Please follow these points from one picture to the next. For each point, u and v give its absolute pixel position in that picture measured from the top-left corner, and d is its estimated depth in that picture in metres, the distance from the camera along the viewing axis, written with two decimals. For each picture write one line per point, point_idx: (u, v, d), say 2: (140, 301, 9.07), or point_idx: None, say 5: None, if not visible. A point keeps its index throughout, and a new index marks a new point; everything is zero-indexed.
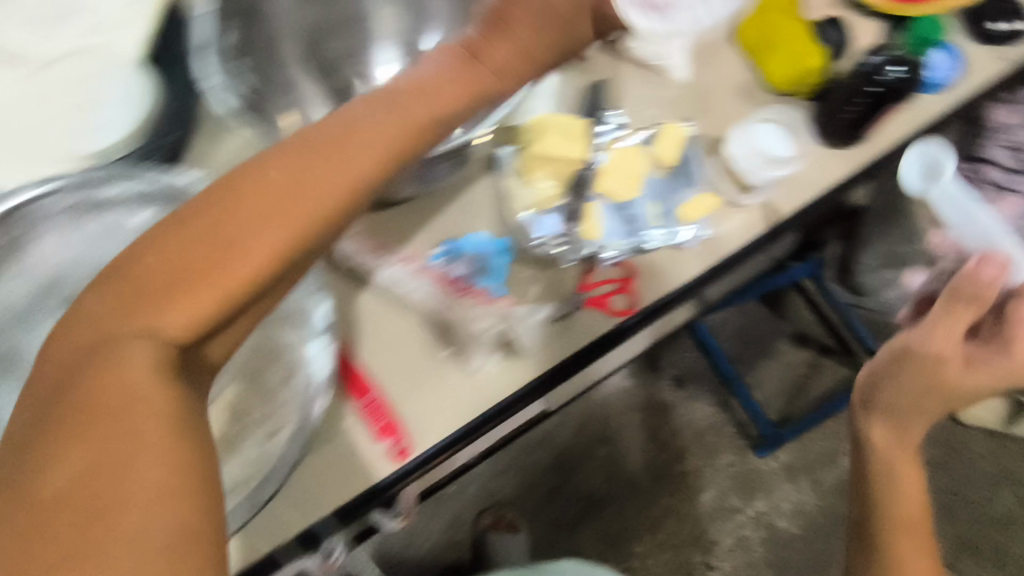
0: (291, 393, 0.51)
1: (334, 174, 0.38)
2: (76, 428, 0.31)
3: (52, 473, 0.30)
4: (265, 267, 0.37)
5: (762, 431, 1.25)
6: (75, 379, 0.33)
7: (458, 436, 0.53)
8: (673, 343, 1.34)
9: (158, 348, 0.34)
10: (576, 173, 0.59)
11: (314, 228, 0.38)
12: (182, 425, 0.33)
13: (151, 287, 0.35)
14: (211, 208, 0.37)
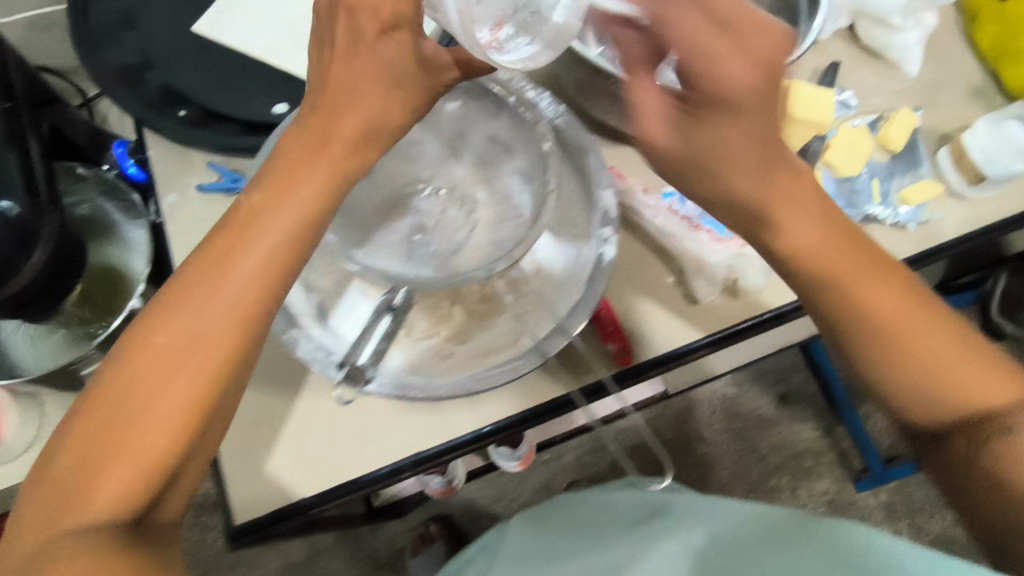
0: (518, 292, 0.48)
1: (282, 214, 0.39)
2: (49, 479, 0.36)
3: (101, 441, 0.36)
4: (218, 373, 0.38)
5: (868, 462, 1.21)
6: (103, 392, 0.37)
7: (676, 354, 0.51)
8: (783, 362, 1.31)
9: (121, 419, 0.36)
10: (803, 145, 0.56)
11: (261, 307, 0.39)
12: (144, 494, 0.36)
13: (122, 372, 0.37)
14: (191, 279, 0.38)
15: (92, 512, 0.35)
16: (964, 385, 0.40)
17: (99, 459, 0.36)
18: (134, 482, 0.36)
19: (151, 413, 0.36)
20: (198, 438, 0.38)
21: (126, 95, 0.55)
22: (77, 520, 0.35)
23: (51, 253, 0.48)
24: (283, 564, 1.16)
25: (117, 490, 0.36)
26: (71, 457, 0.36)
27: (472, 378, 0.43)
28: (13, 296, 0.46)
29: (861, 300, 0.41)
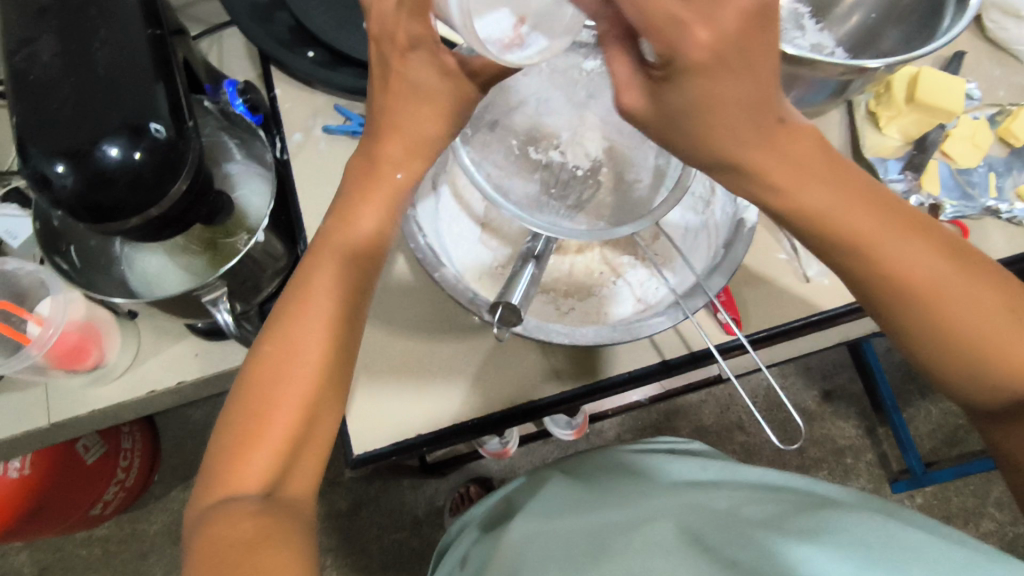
0: (643, 256, 0.50)
1: (352, 230, 0.42)
2: (201, 477, 0.37)
3: (246, 428, 0.37)
4: (322, 368, 0.39)
5: (908, 463, 1.19)
6: (238, 394, 0.39)
7: (793, 328, 0.53)
8: (832, 358, 1.29)
9: (249, 413, 0.38)
10: (927, 131, 0.56)
11: (351, 303, 0.41)
12: (276, 473, 0.37)
13: (252, 365, 0.39)
14: (287, 297, 0.41)
15: (239, 494, 0.36)
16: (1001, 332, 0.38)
17: (247, 440, 0.37)
18: (269, 466, 0.36)
19: (275, 403, 0.38)
20: (313, 423, 0.39)
21: (261, 29, 0.60)
22: (223, 500, 0.35)
23: (190, 182, 0.50)
24: (325, 511, 1.19)
25: (254, 470, 0.36)
26: (214, 456, 0.37)
27: (614, 328, 0.44)
28: (156, 218, 0.49)
29: (842, 226, 0.37)
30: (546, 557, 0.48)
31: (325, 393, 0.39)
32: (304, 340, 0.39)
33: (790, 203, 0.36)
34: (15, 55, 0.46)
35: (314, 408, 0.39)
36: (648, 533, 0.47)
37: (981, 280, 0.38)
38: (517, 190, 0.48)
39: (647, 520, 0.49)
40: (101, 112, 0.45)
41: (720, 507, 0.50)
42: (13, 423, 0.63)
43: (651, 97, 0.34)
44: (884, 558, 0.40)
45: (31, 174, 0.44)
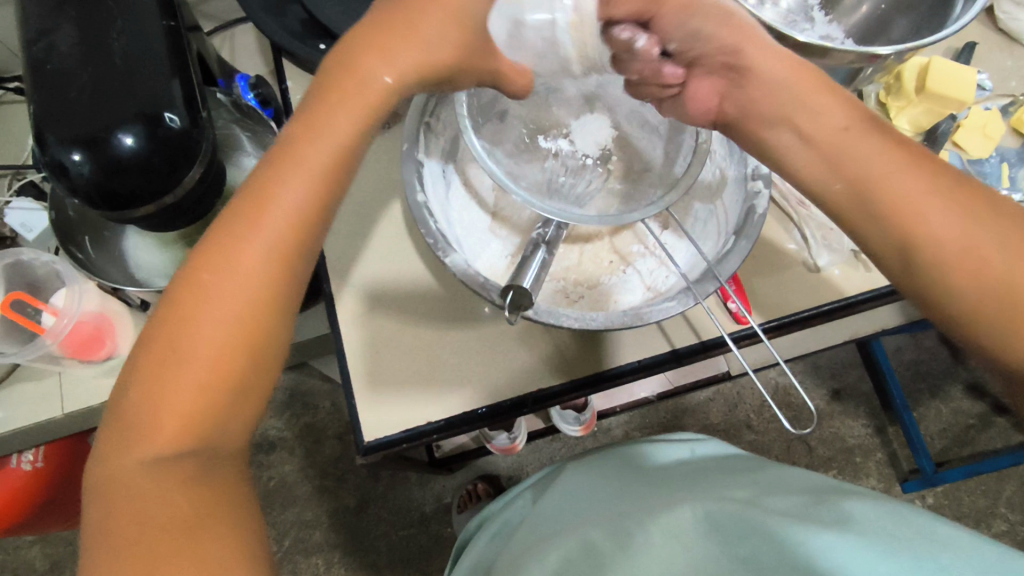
0: (652, 244, 0.51)
1: (316, 146, 0.36)
2: (115, 412, 0.34)
3: (166, 375, 0.33)
4: (258, 313, 0.35)
5: (918, 463, 1.18)
6: (162, 326, 0.34)
7: (806, 316, 0.53)
8: (840, 357, 1.29)
9: (171, 363, 0.33)
10: (938, 121, 0.56)
11: (299, 247, 0.36)
12: (203, 436, 0.34)
13: (180, 293, 0.34)
14: (230, 216, 0.35)
15: (153, 450, 0.33)
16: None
17: (165, 390, 0.33)
18: (190, 423, 0.33)
19: (200, 348, 0.34)
20: (245, 386, 0.35)
21: (274, 22, 0.61)
22: (142, 460, 0.33)
23: (204, 170, 0.50)
24: (333, 507, 1.20)
25: (176, 431, 0.33)
26: (128, 403, 0.34)
27: (625, 313, 0.44)
28: (170, 207, 0.49)
29: (918, 217, 0.37)
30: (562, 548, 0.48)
31: (262, 354, 0.35)
32: (241, 277, 0.35)
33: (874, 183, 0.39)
34: (34, 45, 0.47)
35: (247, 359, 0.35)
36: (665, 527, 0.46)
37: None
38: (526, 177, 0.49)
39: (661, 511, 0.48)
40: (117, 101, 0.45)
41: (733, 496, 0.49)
42: (26, 414, 0.64)
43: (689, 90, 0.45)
44: (906, 552, 0.40)
45: (49, 162, 0.45)
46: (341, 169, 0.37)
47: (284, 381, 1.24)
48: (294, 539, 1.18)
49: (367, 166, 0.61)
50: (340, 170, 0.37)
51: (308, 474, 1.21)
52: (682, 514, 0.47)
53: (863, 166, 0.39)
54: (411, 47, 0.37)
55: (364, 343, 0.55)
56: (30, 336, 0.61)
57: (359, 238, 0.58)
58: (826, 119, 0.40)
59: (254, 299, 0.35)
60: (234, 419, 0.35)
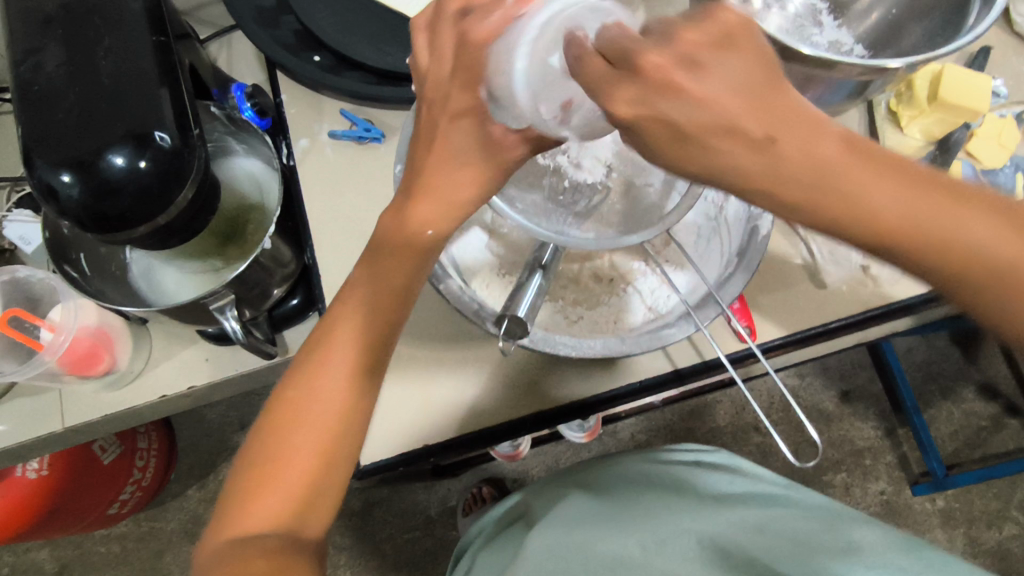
0: (648, 262, 0.50)
1: (382, 284, 0.40)
2: (216, 513, 0.38)
3: (261, 477, 0.37)
4: (342, 417, 0.39)
5: (929, 465, 1.16)
6: (259, 441, 0.39)
7: (812, 334, 0.53)
8: (850, 358, 1.26)
9: (266, 469, 0.37)
10: (950, 130, 0.54)
11: (374, 359, 0.40)
12: (290, 517, 0.37)
13: (277, 409, 0.39)
14: (313, 342, 0.41)
15: (251, 534, 0.36)
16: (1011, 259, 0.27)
17: (263, 486, 0.37)
18: (281, 511, 0.37)
19: (292, 449, 0.38)
20: (323, 482, 0.38)
21: (268, 34, 0.60)
22: (238, 536, 0.36)
23: (196, 190, 0.49)
24: (337, 511, 1.20)
25: (268, 511, 0.37)
26: (233, 487, 0.38)
27: (624, 341, 0.43)
28: (163, 227, 0.48)
29: None
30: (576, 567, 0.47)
31: (337, 458, 0.39)
32: (325, 389, 0.39)
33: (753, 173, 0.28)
34: (21, 64, 0.46)
35: (330, 457, 0.39)
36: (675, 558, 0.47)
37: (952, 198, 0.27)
38: (523, 198, 0.47)
39: (665, 541, 0.48)
40: (107, 122, 0.44)
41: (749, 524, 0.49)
42: (26, 428, 0.64)
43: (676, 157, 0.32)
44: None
45: (38, 185, 0.44)
46: (402, 298, 0.41)
47: None
48: None
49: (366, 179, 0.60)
50: (402, 298, 0.41)
51: None
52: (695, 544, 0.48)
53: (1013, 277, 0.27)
54: (442, 191, 0.38)
55: None
56: (30, 353, 0.60)
57: None
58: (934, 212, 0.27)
59: (336, 407, 0.39)
60: (322, 510, 0.38)
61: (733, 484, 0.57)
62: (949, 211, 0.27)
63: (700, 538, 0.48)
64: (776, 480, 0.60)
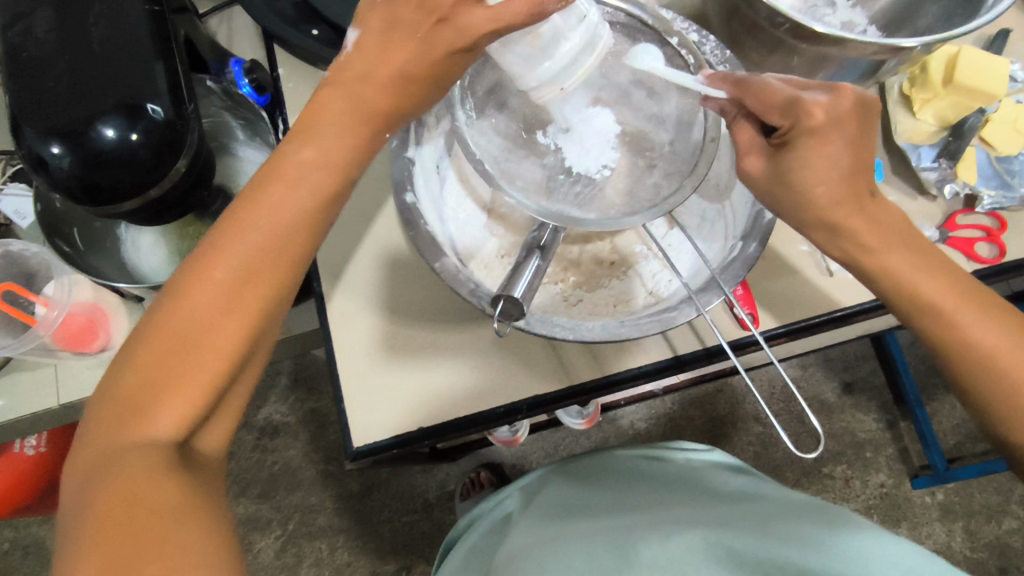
0: (647, 246, 0.49)
1: (295, 172, 0.38)
2: (98, 413, 0.34)
3: (147, 370, 0.34)
4: (253, 308, 0.36)
5: (930, 458, 1.15)
6: (150, 337, 0.35)
7: (816, 322, 0.52)
8: (854, 349, 1.25)
9: (155, 365, 0.34)
10: (963, 116, 0.53)
11: (289, 247, 0.38)
12: (187, 424, 0.34)
13: (174, 300, 0.36)
14: (219, 227, 0.37)
15: (139, 439, 0.33)
16: (1004, 353, 0.39)
17: (151, 384, 0.34)
18: (173, 415, 0.34)
19: (191, 343, 0.35)
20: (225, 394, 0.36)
21: (265, 8, 0.59)
22: (121, 449, 0.33)
23: (190, 164, 0.48)
24: (336, 493, 1.20)
25: (166, 416, 0.34)
26: (125, 382, 0.34)
27: (622, 324, 0.42)
28: (156, 200, 0.47)
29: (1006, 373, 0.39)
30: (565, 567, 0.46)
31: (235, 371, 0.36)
32: (233, 280, 0.36)
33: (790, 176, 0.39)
34: (9, 29, 0.45)
35: (238, 354, 0.36)
36: (671, 548, 0.46)
37: (989, 313, 0.40)
38: (522, 176, 0.47)
39: (664, 535, 0.47)
40: (98, 90, 0.43)
41: (746, 520, 0.48)
42: (21, 405, 0.63)
43: (770, 161, 0.40)
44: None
45: (26, 154, 0.43)
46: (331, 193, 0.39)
47: (289, 365, 1.24)
48: (297, 522, 1.19)
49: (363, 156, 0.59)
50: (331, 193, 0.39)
51: (312, 459, 1.21)
52: (697, 537, 0.46)
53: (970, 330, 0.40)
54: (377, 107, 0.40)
55: (360, 343, 0.54)
56: (24, 327, 0.59)
57: (355, 234, 0.57)
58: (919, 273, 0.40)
59: (244, 303, 0.36)
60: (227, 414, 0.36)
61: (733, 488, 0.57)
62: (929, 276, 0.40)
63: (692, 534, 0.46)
64: (770, 481, 0.59)
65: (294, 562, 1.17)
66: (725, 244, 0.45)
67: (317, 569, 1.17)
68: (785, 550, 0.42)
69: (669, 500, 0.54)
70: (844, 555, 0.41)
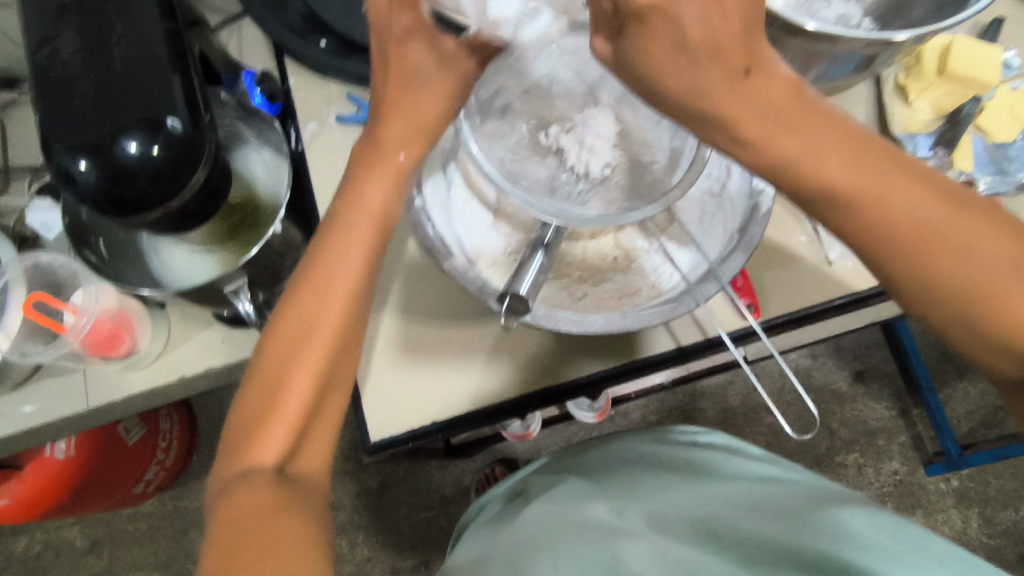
0: (647, 240, 0.51)
1: (362, 204, 0.43)
2: (223, 445, 0.39)
3: (267, 397, 0.39)
4: (343, 331, 0.41)
5: (943, 445, 1.15)
6: (265, 370, 0.40)
7: (814, 311, 0.53)
8: (865, 338, 1.25)
9: (273, 389, 0.39)
10: (958, 104, 0.54)
11: (367, 276, 0.43)
12: (286, 451, 0.38)
13: (281, 333, 0.41)
14: (311, 262, 0.43)
15: (257, 460, 0.37)
16: (988, 271, 0.36)
17: (269, 408, 0.39)
18: (284, 435, 0.38)
19: (300, 361, 0.40)
20: (316, 419, 0.40)
21: (274, 20, 0.62)
22: (244, 470, 0.37)
23: (208, 173, 0.50)
24: (355, 490, 1.23)
25: (272, 443, 0.38)
26: (237, 424, 0.39)
27: (624, 317, 0.44)
28: (177, 210, 0.50)
29: (990, 290, 0.36)
30: (566, 546, 0.49)
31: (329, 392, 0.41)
32: (333, 305, 0.41)
33: (804, 167, 0.36)
34: (37, 52, 0.47)
35: (332, 377, 0.41)
36: (663, 536, 0.48)
37: (985, 225, 0.36)
38: (527, 176, 0.48)
39: (656, 526, 0.50)
40: (121, 107, 0.45)
41: (741, 504, 0.50)
42: (53, 409, 0.66)
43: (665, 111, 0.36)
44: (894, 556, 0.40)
45: (57, 170, 0.45)
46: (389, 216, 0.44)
47: None
48: None
49: None
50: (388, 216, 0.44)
51: (330, 458, 1.24)
52: (681, 527, 0.49)
53: (953, 251, 0.36)
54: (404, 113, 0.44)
55: (375, 340, 0.56)
56: (54, 335, 0.61)
57: None
58: (898, 197, 0.36)
59: (338, 326, 0.41)
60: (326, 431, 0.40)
61: (744, 469, 0.58)
62: (907, 196, 0.36)
63: (685, 521, 0.49)
64: (749, 453, 0.63)
65: None
66: (722, 237, 0.47)
67: (338, 565, 1.20)
68: (767, 533, 0.45)
69: (676, 483, 0.56)
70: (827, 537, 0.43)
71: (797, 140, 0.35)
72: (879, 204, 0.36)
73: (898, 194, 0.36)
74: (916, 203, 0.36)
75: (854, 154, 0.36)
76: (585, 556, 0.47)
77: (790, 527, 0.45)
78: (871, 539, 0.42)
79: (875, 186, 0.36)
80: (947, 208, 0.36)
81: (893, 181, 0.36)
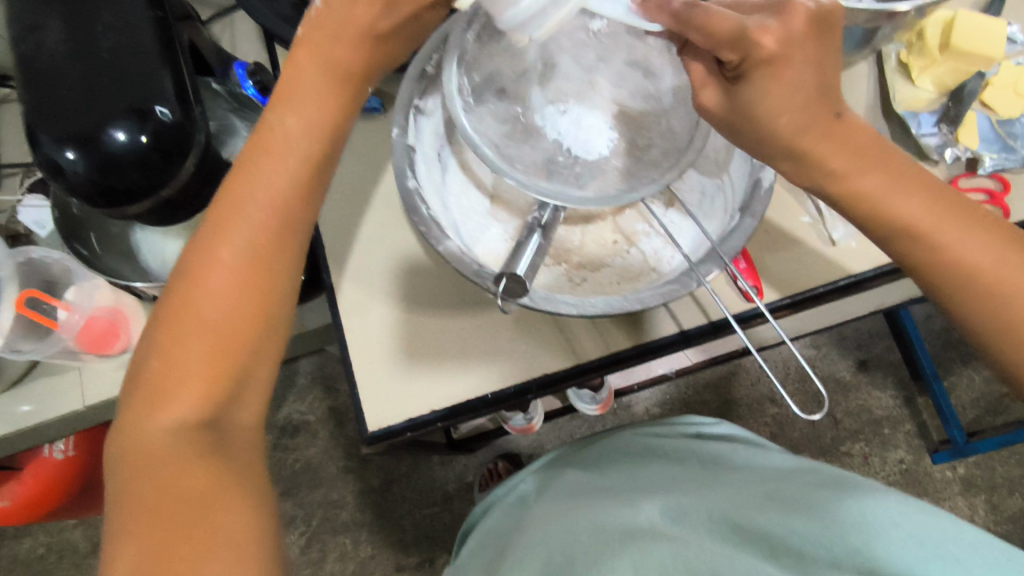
0: (647, 223, 0.50)
1: (287, 135, 0.40)
2: (132, 396, 0.37)
3: (177, 348, 0.36)
4: (270, 273, 0.39)
5: (949, 433, 1.14)
6: (173, 315, 0.37)
7: (820, 292, 0.52)
8: (868, 327, 1.25)
9: (182, 339, 0.37)
10: (962, 81, 0.53)
11: (295, 211, 0.40)
12: (212, 405, 0.37)
13: (190, 275, 0.38)
14: (226, 194, 0.39)
15: (174, 418, 0.36)
16: (998, 273, 0.41)
17: (181, 359, 0.36)
18: (205, 389, 0.36)
19: (214, 309, 0.37)
20: (248, 368, 0.38)
21: (265, 9, 0.61)
22: (161, 431, 0.35)
23: (199, 163, 0.49)
24: (358, 488, 1.22)
25: (191, 401, 0.36)
26: (148, 369, 0.37)
27: (626, 297, 0.43)
28: (168, 201, 0.49)
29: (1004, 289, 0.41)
30: (584, 542, 0.47)
31: (258, 338, 0.38)
32: (249, 243, 0.38)
33: (838, 176, 0.41)
34: (21, 42, 0.46)
35: (260, 324, 0.38)
36: (691, 529, 0.47)
37: (991, 234, 0.41)
38: (523, 159, 0.47)
39: (680, 517, 0.48)
40: (108, 96, 0.45)
41: (758, 492, 0.50)
42: (49, 408, 0.65)
43: (725, 95, 0.40)
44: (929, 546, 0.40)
45: (44, 161, 0.44)
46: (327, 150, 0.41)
47: (307, 364, 1.26)
48: (321, 518, 1.21)
49: (365, 151, 0.60)
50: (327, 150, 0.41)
51: (332, 456, 1.23)
52: (705, 516, 0.48)
53: (960, 253, 0.41)
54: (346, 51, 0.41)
55: (373, 330, 0.55)
56: (46, 331, 0.60)
57: (363, 224, 0.58)
58: (909, 203, 0.41)
59: (256, 267, 0.38)
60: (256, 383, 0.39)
61: (753, 458, 0.57)
62: (915, 201, 0.41)
63: (710, 513, 0.48)
64: (763, 446, 0.62)
65: (318, 557, 1.19)
66: (725, 214, 0.46)
67: (342, 563, 1.19)
68: (790, 522, 0.44)
69: (694, 478, 0.55)
70: (858, 531, 0.42)
71: (833, 157, 0.40)
72: (898, 228, 0.41)
73: (913, 203, 0.41)
74: (933, 209, 0.41)
75: (884, 161, 0.41)
76: (605, 552, 0.45)
77: (819, 518, 0.44)
78: (898, 524, 0.42)
79: (893, 199, 0.41)
80: (965, 221, 0.41)
81: (916, 195, 0.41)
